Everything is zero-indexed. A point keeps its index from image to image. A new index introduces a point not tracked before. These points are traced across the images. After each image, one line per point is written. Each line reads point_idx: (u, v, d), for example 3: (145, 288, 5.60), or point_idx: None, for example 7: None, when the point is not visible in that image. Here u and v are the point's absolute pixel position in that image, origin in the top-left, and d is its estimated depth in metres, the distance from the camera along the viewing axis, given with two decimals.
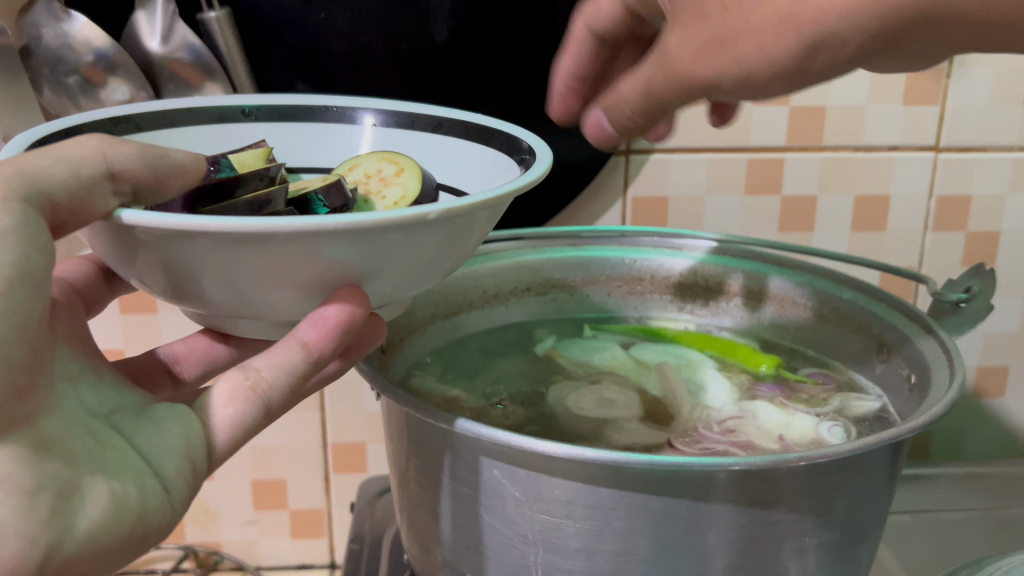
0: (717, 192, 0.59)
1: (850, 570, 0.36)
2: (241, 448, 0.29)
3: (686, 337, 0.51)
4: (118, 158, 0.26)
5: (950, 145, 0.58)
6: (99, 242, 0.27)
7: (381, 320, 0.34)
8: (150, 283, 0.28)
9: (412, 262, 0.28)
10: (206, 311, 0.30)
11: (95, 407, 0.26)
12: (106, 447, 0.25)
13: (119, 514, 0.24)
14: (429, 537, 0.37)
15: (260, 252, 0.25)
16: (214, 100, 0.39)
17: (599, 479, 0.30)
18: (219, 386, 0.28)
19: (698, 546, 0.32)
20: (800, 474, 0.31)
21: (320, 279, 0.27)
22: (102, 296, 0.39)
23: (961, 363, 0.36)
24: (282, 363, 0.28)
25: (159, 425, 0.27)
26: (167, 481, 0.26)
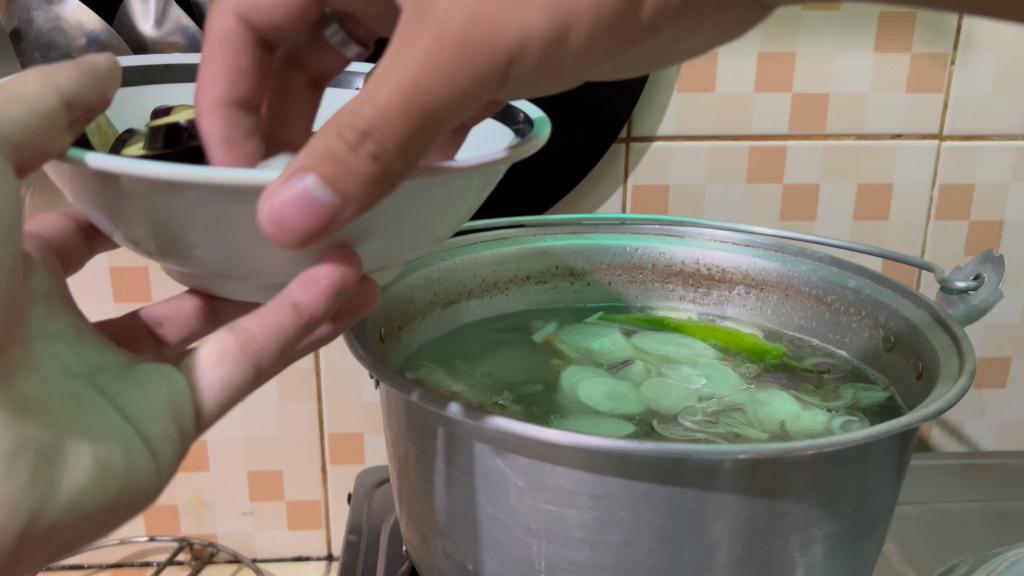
0: (718, 178, 0.63)
1: (857, 559, 0.37)
2: (232, 406, 0.30)
3: (689, 326, 0.53)
4: (66, 85, 0.27)
5: (954, 134, 0.63)
6: (89, 195, 0.29)
7: (373, 285, 0.34)
8: (139, 237, 0.30)
9: (399, 227, 0.30)
10: (194, 270, 0.31)
11: (76, 367, 0.27)
12: (89, 410, 0.26)
13: (102, 479, 0.25)
14: (429, 528, 0.39)
15: (248, 206, 0.26)
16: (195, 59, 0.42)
17: (603, 467, 0.32)
18: (209, 344, 0.29)
19: (704, 537, 0.33)
20: (808, 464, 0.32)
21: (323, 241, 0.29)
22: (80, 255, 0.41)
23: (971, 352, 0.37)
24: (272, 324, 0.29)
25: (144, 386, 0.28)
26: (153, 443, 0.27)
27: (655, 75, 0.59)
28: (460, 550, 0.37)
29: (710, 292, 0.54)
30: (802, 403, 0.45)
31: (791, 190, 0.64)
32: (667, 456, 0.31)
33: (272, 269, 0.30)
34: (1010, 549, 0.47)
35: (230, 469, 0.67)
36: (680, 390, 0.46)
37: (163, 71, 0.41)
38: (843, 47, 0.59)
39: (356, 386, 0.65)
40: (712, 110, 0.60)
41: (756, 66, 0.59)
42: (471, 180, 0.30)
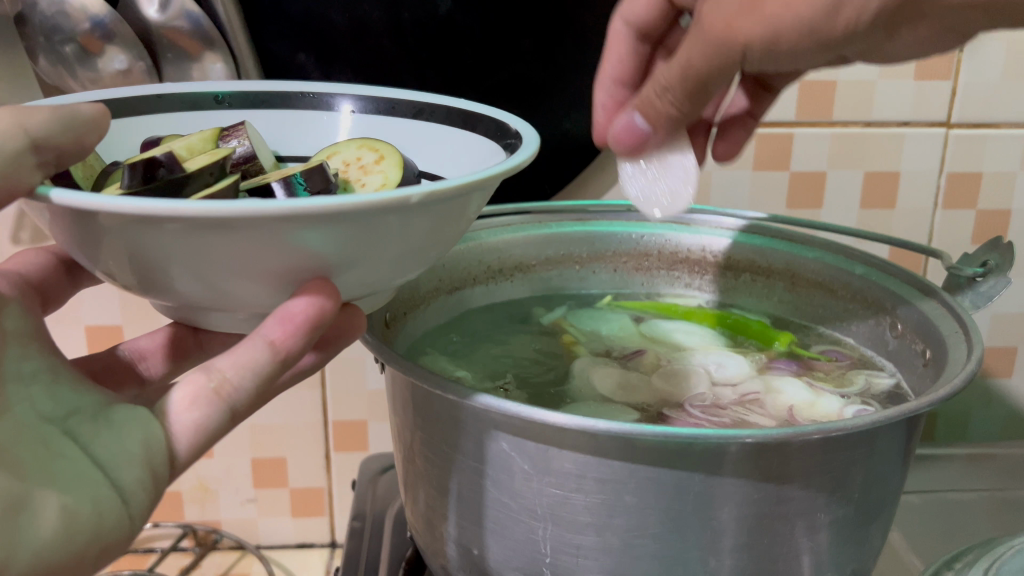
0: (724, 166, 0.62)
1: (864, 546, 0.37)
2: (209, 447, 0.30)
3: (696, 314, 0.53)
4: (37, 126, 0.27)
5: (962, 122, 0.62)
6: (70, 236, 0.28)
7: (358, 311, 0.34)
8: (118, 271, 0.29)
9: (384, 258, 0.30)
10: (176, 303, 0.31)
11: (51, 412, 0.28)
12: (57, 457, 0.27)
13: (69, 528, 0.26)
14: (434, 513, 0.39)
15: (228, 236, 0.26)
16: (188, 89, 0.41)
17: (609, 451, 0.32)
18: (183, 387, 0.29)
19: (710, 522, 0.33)
20: (813, 449, 0.32)
21: (304, 262, 0.28)
22: (62, 290, 0.42)
23: (980, 337, 0.36)
24: (245, 364, 0.29)
25: (116, 431, 0.28)
26: (124, 491, 0.28)
27: None
28: (465, 535, 0.37)
29: (716, 280, 0.54)
30: (814, 390, 0.45)
31: (798, 178, 0.63)
32: (674, 439, 0.30)
33: (254, 300, 0.30)
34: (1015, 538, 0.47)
35: (233, 457, 0.67)
36: (690, 377, 0.46)
37: (155, 101, 0.40)
38: None
39: (359, 374, 0.65)
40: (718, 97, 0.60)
41: None
42: (460, 200, 0.29)
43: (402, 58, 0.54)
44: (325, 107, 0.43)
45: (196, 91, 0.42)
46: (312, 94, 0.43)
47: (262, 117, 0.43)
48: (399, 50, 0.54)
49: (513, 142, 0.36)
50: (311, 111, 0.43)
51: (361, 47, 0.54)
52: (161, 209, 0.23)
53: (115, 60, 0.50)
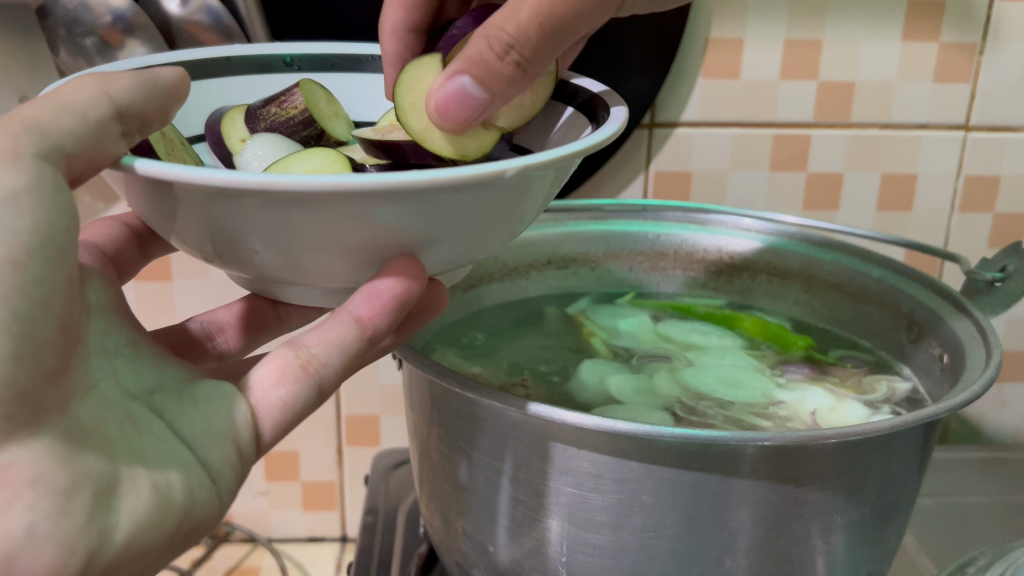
0: (741, 166, 0.62)
1: (877, 549, 0.37)
2: (294, 426, 0.31)
3: (715, 315, 0.53)
4: (119, 92, 0.28)
5: (980, 125, 0.62)
6: (146, 205, 0.29)
7: (443, 288, 0.38)
8: (199, 245, 0.30)
9: (465, 233, 0.30)
10: (253, 275, 0.31)
11: (134, 387, 0.29)
12: (145, 436, 0.28)
13: (163, 510, 0.26)
14: (450, 508, 0.39)
15: (307, 212, 0.26)
16: (257, 51, 0.43)
17: (627, 452, 0.32)
18: (269, 364, 0.31)
19: (727, 522, 0.33)
20: (833, 450, 0.32)
21: (364, 247, 0.29)
22: (133, 261, 0.42)
23: (999, 344, 0.36)
24: (332, 340, 0.31)
25: (205, 408, 0.29)
26: (212, 469, 0.29)
27: (680, 62, 0.59)
28: (480, 531, 0.37)
29: (731, 280, 0.54)
30: (837, 395, 0.44)
31: (815, 179, 0.63)
32: (696, 441, 0.30)
33: (331, 275, 0.30)
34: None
35: None
36: (713, 378, 0.46)
37: (223, 64, 0.41)
38: (871, 35, 0.59)
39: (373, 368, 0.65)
40: (736, 97, 0.60)
41: (781, 53, 0.59)
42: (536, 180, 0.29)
43: None
44: None
45: (265, 53, 0.43)
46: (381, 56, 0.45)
47: (329, 79, 0.44)
48: None
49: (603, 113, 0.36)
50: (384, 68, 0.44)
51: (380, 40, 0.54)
52: (251, 180, 0.24)
53: (135, 54, 0.50)
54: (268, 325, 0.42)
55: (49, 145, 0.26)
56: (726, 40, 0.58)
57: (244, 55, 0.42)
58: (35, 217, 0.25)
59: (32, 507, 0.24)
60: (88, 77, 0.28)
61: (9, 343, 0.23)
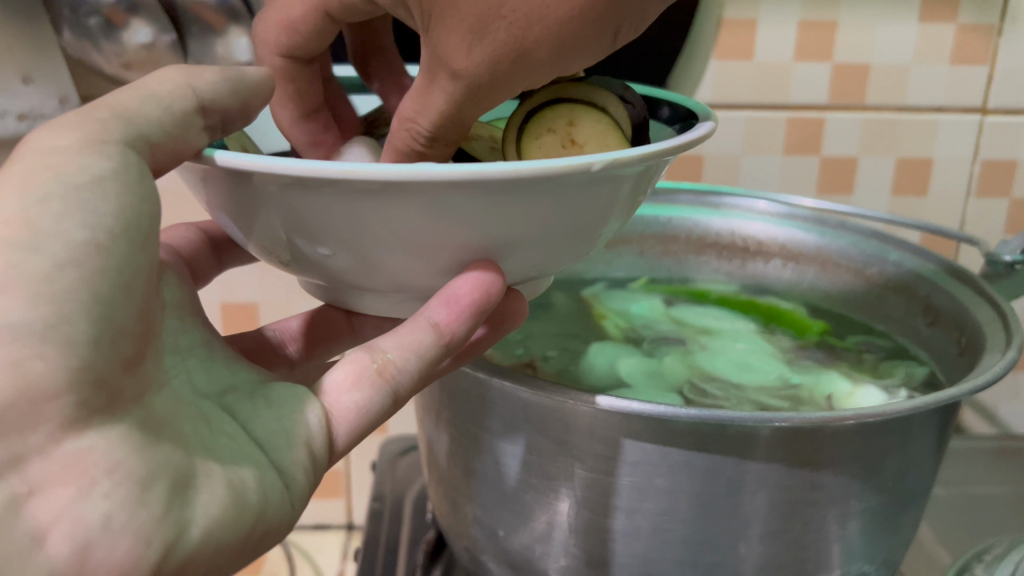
0: (754, 150, 0.61)
1: (893, 537, 0.36)
2: (365, 436, 0.29)
3: (729, 300, 0.52)
4: (205, 87, 0.26)
5: (997, 108, 0.61)
6: (223, 207, 0.28)
7: (519, 299, 0.34)
8: (271, 246, 0.28)
9: (544, 237, 0.28)
10: (327, 281, 0.30)
11: (206, 388, 0.28)
12: (219, 433, 0.26)
13: (237, 509, 0.24)
14: (459, 494, 0.38)
15: (383, 204, 0.24)
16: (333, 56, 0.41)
17: (642, 434, 0.31)
18: (345, 367, 0.28)
19: (743, 507, 0.32)
20: (850, 433, 0.31)
21: (444, 246, 0.27)
22: (207, 268, 0.42)
23: (1019, 326, 0.35)
24: (409, 344, 0.28)
25: (277, 408, 0.27)
26: (286, 474, 0.26)
27: (691, 43, 0.58)
28: (489, 516, 0.37)
29: (745, 265, 0.53)
30: (855, 381, 0.43)
31: (829, 164, 0.62)
32: (709, 421, 0.30)
33: (406, 277, 0.28)
34: None
35: None
36: (725, 363, 0.45)
37: None
38: (886, 16, 0.58)
39: None
40: (749, 79, 0.59)
41: (795, 34, 0.58)
42: (623, 182, 0.27)
43: None
44: None
45: None
46: None
47: None
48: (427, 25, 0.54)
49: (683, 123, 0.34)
50: None
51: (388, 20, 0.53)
52: (334, 171, 0.22)
53: (140, 33, 0.49)
54: (341, 334, 0.40)
55: (136, 132, 0.25)
56: (740, 21, 0.57)
57: None
58: (121, 202, 0.23)
59: (108, 496, 0.21)
60: (172, 67, 0.27)
61: (90, 326, 0.21)
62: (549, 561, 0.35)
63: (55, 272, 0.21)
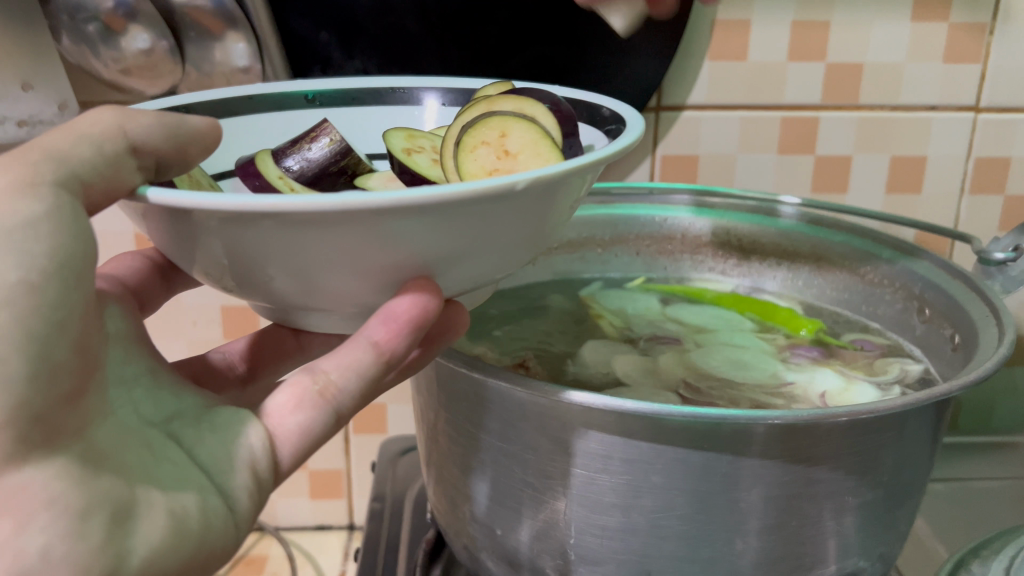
0: (749, 150, 0.62)
1: (888, 532, 0.37)
2: (313, 452, 0.30)
3: (725, 298, 0.52)
4: (137, 128, 0.26)
5: (990, 106, 0.61)
6: (163, 237, 0.28)
7: (458, 309, 0.34)
8: (217, 274, 0.29)
9: (485, 249, 0.28)
10: (273, 303, 0.30)
11: (153, 415, 0.27)
12: (161, 458, 0.26)
13: (180, 535, 0.25)
14: (458, 492, 0.38)
15: (318, 234, 0.25)
16: (277, 87, 0.40)
17: (637, 432, 0.32)
18: (286, 390, 0.29)
19: (738, 503, 0.32)
20: (844, 430, 0.32)
21: (387, 269, 0.27)
22: (156, 294, 0.41)
23: (1011, 322, 0.36)
24: (349, 364, 0.29)
25: (220, 432, 0.28)
26: (230, 498, 0.27)
27: (686, 44, 0.58)
28: (488, 515, 0.37)
29: (741, 263, 0.54)
30: (847, 379, 0.43)
31: (824, 163, 0.63)
32: (704, 420, 0.30)
33: (349, 296, 0.29)
34: None
35: None
36: (716, 363, 0.45)
37: (245, 102, 0.39)
38: (879, 15, 0.58)
39: None
40: (744, 79, 0.59)
41: (789, 34, 0.58)
42: (552, 194, 0.28)
43: (427, 39, 0.54)
44: (413, 102, 0.43)
45: (287, 90, 0.41)
46: (402, 89, 0.43)
47: (349, 115, 0.42)
48: (423, 29, 0.54)
49: (615, 128, 0.35)
50: (401, 107, 0.43)
51: (385, 24, 0.54)
52: (265, 206, 0.23)
53: (138, 39, 0.50)
54: (290, 354, 0.41)
55: (67, 173, 0.25)
56: (734, 21, 0.58)
57: (266, 94, 0.40)
58: (54, 241, 0.23)
59: (45, 528, 0.22)
60: (107, 108, 0.27)
61: (25, 363, 0.22)
62: (547, 559, 0.36)
63: None
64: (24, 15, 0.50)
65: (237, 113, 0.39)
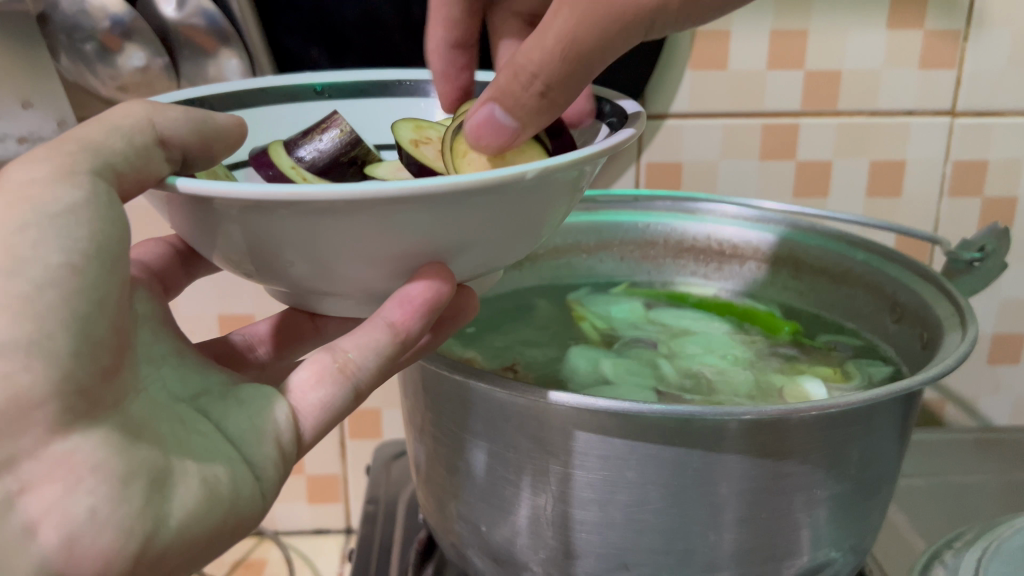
0: (731, 156, 0.63)
1: (861, 523, 0.38)
2: (332, 428, 0.31)
3: (707, 302, 0.54)
4: (164, 122, 0.29)
5: (966, 111, 0.63)
6: (186, 222, 0.29)
7: (470, 294, 0.37)
8: (236, 260, 0.30)
9: (493, 237, 0.30)
10: (289, 288, 0.31)
11: (180, 392, 0.29)
12: (194, 431, 0.28)
13: (210, 502, 0.26)
14: (444, 492, 0.40)
15: (336, 221, 0.26)
16: (287, 80, 0.42)
17: (610, 429, 0.33)
18: (307, 367, 0.31)
19: (711, 496, 0.34)
20: (811, 425, 0.33)
21: (398, 255, 0.29)
22: (178, 278, 0.42)
23: (973, 320, 0.37)
24: (367, 343, 0.30)
25: (248, 406, 0.29)
26: (257, 468, 0.29)
27: (667, 55, 0.60)
28: (472, 512, 0.38)
29: (721, 268, 0.55)
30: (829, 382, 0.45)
31: (804, 168, 0.64)
32: (675, 416, 0.32)
33: (366, 280, 0.30)
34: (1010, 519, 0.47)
35: None
36: (689, 368, 0.46)
37: (260, 94, 0.41)
38: (855, 24, 0.60)
39: None
40: (724, 87, 0.61)
41: (767, 43, 0.60)
42: (558, 182, 0.29)
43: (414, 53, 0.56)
44: (421, 95, 0.45)
45: (299, 83, 0.42)
46: (408, 82, 0.45)
47: (359, 109, 0.44)
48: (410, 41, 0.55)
49: (616, 119, 0.37)
50: (409, 99, 0.45)
51: (374, 39, 0.55)
52: (293, 195, 0.24)
53: (133, 57, 0.51)
54: (308, 337, 0.42)
55: (102, 162, 0.27)
56: (714, 32, 0.59)
57: (277, 85, 0.41)
58: (94, 225, 0.25)
59: (92, 492, 0.24)
60: (139, 102, 0.29)
61: (69, 340, 0.24)
62: (530, 553, 0.37)
63: (33, 296, 0.23)
64: (23, 37, 0.51)
65: (253, 104, 0.40)
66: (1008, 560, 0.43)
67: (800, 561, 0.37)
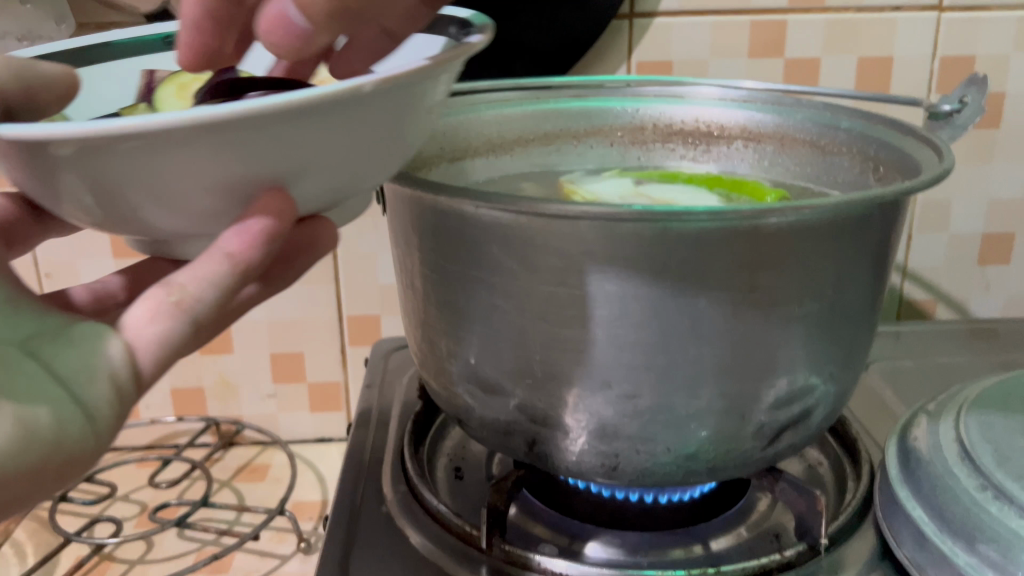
0: (721, 55, 0.64)
1: (839, 351, 0.39)
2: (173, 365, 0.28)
3: (697, 178, 0.54)
4: None
5: (953, 5, 0.63)
6: (29, 178, 0.27)
7: (333, 228, 0.33)
8: (88, 214, 0.28)
9: (338, 159, 0.28)
10: (146, 235, 0.29)
11: (7, 333, 0.25)
12: (10, 371, 0.24)
13: (28, 441, 0.24)
14: (435, 332, 0.41)
15: (167, 151, 0.24)
16: (132, 33, 0.43)
17: (591, 241, 0.34)
18: (144, 302, 0.27)
19: (691, 309, 0.35)
20: (787, 234, 0.34)
21: (233, 181, 0.26)
22: (28, 233, 0.38)
23: (950, 153, 0.38)
24: (205, 273, 0.27)
25: (76, 344, 0.26)
26: (91, 407, 0.25)
27: None
28: (464, 346, 0.40)
29: (709, 150, 0.56)
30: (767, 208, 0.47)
31: (793, 66, 0.65)
32: (654, 220, 0.32)
33: (191, 204, 0.27)
34: (984, 380, 0.48)
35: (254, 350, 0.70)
36: None
37: (104, 49, 0.42)
38: None
39: (372, 268, 0.68)
40: None
41: None
42: (393, 96, 0.27)
43: None
44: None
45: (140, 36, 0.43)
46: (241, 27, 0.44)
47: None
48: None
49: (462, 31, 0.36)
50: None
51: None
52: (110, 127, 0.22)
53: None
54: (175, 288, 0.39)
55: None
56: None
57: (122, 40, 0.43)
58: None
59: None
60: None
61: None
62: (518, 381, 0.38)
63: None
64: None
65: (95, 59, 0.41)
66: (987, 403, 0.44)
67: (780, 384, 0.38)
